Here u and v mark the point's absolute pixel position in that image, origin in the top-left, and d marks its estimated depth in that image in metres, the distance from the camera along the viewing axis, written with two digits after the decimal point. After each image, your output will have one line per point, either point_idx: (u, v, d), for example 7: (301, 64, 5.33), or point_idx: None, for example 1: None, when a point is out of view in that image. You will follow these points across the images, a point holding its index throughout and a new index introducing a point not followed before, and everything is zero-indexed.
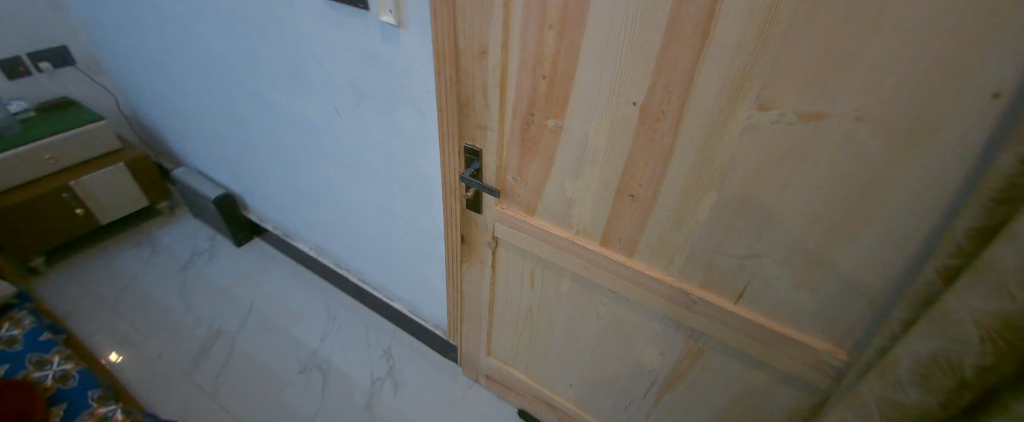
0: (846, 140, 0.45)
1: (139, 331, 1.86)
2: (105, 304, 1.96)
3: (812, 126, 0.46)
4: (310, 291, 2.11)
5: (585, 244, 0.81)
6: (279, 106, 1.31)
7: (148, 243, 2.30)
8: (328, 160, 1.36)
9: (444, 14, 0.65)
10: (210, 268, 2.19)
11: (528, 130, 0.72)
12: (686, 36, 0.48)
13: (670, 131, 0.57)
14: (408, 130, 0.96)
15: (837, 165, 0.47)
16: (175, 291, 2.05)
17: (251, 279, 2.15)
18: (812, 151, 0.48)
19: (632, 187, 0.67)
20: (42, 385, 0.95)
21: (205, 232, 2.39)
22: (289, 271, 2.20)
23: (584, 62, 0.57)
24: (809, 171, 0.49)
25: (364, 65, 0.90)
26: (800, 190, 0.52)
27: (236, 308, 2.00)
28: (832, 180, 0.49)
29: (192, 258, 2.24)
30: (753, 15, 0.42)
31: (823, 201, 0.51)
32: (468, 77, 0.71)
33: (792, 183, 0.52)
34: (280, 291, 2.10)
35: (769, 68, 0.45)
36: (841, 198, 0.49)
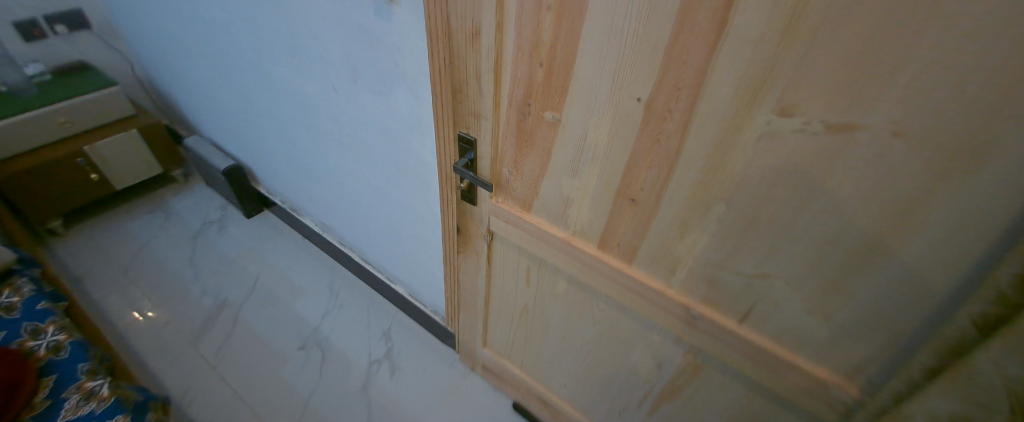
0: (880, 154, 0.39)
1: (151, 297, 1.93)
2: (121, 270, 2.04)
3: (841, 137, 0.40)
4: (316, 268, 2.14)
5: (581, 246, 0.76)
6: (281, 82, 1.28)
7: (164, 212, 2.37)
8: (329, 139, 1.33)
9: None
10: (220, 239, 2.24)
11: (525, 122, 0.67)
12: (700, 25, 0.41)
13: (676, 133, 0.51)
14: (404, 113, 0.92)
15: (865, 181, 0.41)
16: (186, 260, 2.12)
17: (259, 252, 2.19)
18: (839, 165, 0.42)
19: (633, 191, 0.61)
20: (36, 355, 0.99)
21: (218, 202, 2.44)
22: (296, 247, 2.23)
23: (585, 51, 0.51)
24: (832, 186, 0.43)
25: (359, 42, 0.86)
26: (819, 207, 0.46)
27: (244, 280, 2.05)
28: (858, 198, 0.43)
29: (203, 229, 2.29)
30: (781, 2, 0.36)
31: (845, 220, 0.45)
32: (462, 60, 0.65)
33: (812, 199, 0.46)
34: (286, 266, 2.14)
35: (795, 66, 0.38)
36: (866, 218, 0.44)
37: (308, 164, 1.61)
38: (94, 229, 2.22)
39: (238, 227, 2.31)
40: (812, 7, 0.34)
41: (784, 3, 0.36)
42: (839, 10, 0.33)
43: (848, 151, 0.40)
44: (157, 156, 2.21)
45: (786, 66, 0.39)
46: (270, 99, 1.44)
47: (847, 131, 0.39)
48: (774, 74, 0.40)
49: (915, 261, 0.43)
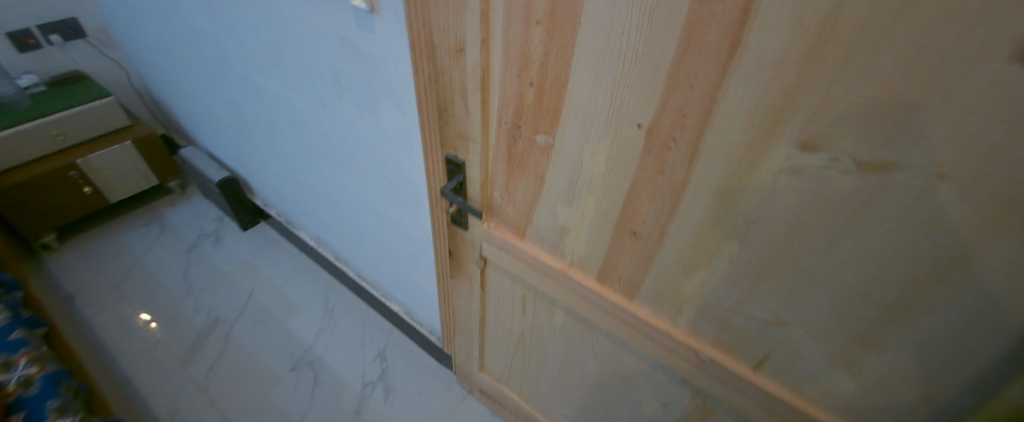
0: (922, 198, 0.33)
1: (143, 314, 1.90)
2: (114, 285, 2.01)
3: (875, 177, 0.34)
4: (311, 283, 2.09)
5: (578, 276, 0.70)
6: (272, 96, 1.25)
7: (159, 224, 2.34)
8: (320, 154, 1.29)
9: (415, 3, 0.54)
10: (215, 253, 2.20)
11: (516, 145, 0.61)
12: (708, 44, 0.36)
13: (682, 163, 0.45)
14: (391, 130, 0.87)
15: (904, 227, 0.35)
16: (179, 275, 2.08)
17: (254, 266, 2.15)
18: (872, 209, 0.36)
19: (634, 223, 0.55)
20: (4, 389, 0.94)
21: (214, 213, 2.41)
22: (292, 260, 2.18)
23: (578, 71, 0.46)
24: (865, 230, 0.37)
25: (344, 55, 0.81)
26: (848, 252, 0.39)
27: (237, 295, 2.00)
28: (896, 246, 0.36)
29: (199, 241, 2.26)
30: (807, 18, 0.30)
31: (878, 269, 0.39)
32: (446, 79, 0.60)
33: (841, 243, 0.39)
34: (281, 280, 2.09)
35: (821, 95, 0.33)
36: (904, 269, 0.37)
37: (302, 177, 1.57)
38: (89, 242, 2.20)
39: (233, 240, 2.27)
40: (846, 25, 0.29)
41: (810, 20, 0.30)
42: (879, 30, 0.28)
43: (884, 192, 0.34)
44: (153, 167, 2.19)
45: (811, 92, 0.33)
46: (262, 112, 1.40)
47: (883, 168, 0.33)
48: (796, 101, 0.34)
49: (961, 322, 0.37)
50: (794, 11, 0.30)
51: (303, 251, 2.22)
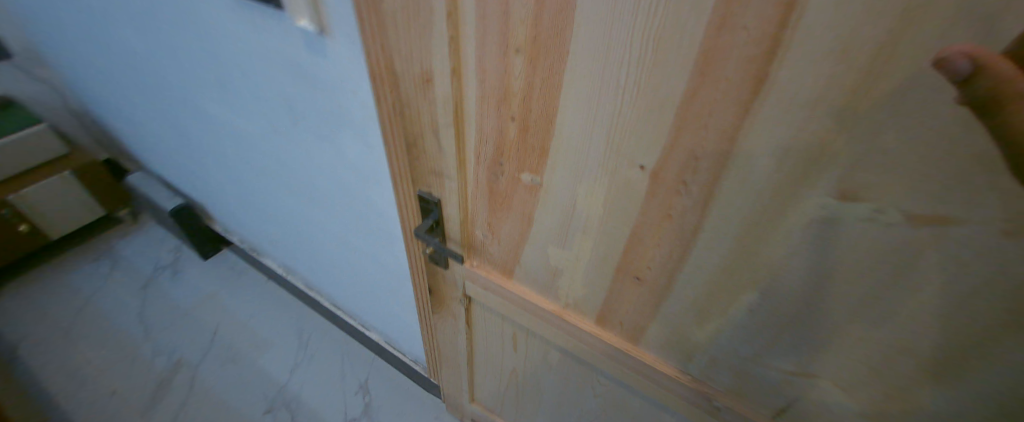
0: (980, 260, 0.28)
1: (93, 363, 1.69)
2: (60, 331, 1.79)
3: (923, 233, 0.29)
4: (282, 313, 1.92)
5: (575, 320, 0.64)
6: (221, 122, 1.12)
7: (108, 256, 2.11)
8: (281, 183, 1.17)
9: (371, 27, 0.46)
10: (172, 287, 2.00)
11: (497, 182, 0.54)
12: (727, 79, 0.30)
13: (694, 209, 0.39)
14: (355, 161, 0.77)
15: (955, 286, 0.30)
16: (133, 313, 1.88)
17: (216, 299, 1.96)
18: (917, 267, 0.31)
19: (637, 269, 0.49)
20: None
21: (170, 242, 2.20)
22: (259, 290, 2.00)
23: (568, 106, 0.40)
24: (909, 287, 0.32)
25: (295, 81, 0.71)
26: (887, 309, 0.35)
27: (200, 334, 1.82)
28: (947, 306, 0.31)
29: (155, 274, 2.05)
30: (855, 52, 0.24)
31: (921, 328, 0.34)
32: (414, 112, 0.52)
33: (879, 299, 0.34)
34: (248, 313, 1.92)
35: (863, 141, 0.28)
36: (952, 329, 0.33)
37: (264, 206, 1.43)
38: (24, 284, 1.96)
39: (194, 272, 2.07)
40: (902, 62, 0.23)
41: (856, 54, 0.24)
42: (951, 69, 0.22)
43: (936, 249, 0.29)
44: (98, 197, 1.99)
45: (853, 135, 0.28)
46: (213, 138, 1.27)
47: (937, 222, 0.28)
48: (834, 146, 0.29)
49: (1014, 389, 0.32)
50: (837, 43, 0.25)
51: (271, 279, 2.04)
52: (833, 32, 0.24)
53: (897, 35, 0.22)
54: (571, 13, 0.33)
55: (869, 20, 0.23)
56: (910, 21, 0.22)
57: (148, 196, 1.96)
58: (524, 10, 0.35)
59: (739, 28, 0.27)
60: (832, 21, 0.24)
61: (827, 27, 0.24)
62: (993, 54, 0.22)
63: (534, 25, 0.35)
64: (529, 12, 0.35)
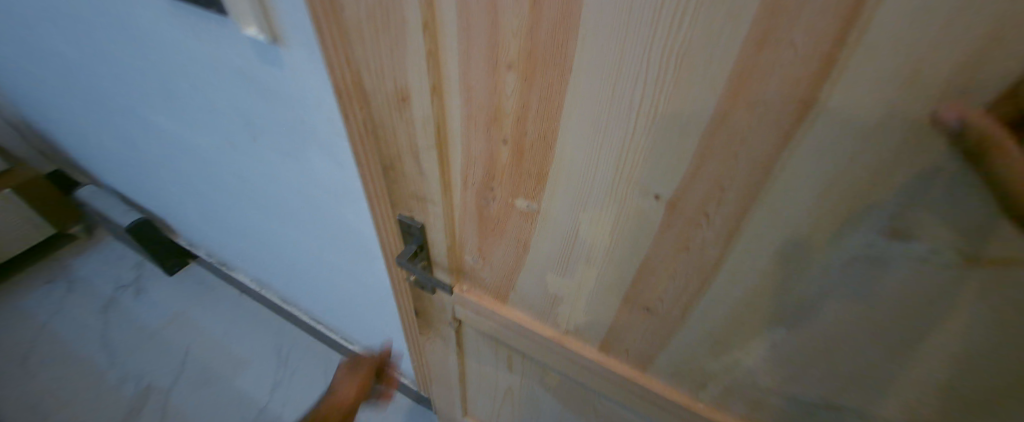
0: None
1: (53, 395, 1.54)
2: (14, 360, 1.62)
3: (980, 283, 0.26)
4: (259, 328, 1.79)
5: (576, 347, 0.59)
6: (172, 134, 1.00)
7: (63, 276, 1.91)
8: (246, 199, 1.07)
9: (332, 38, 0.39)
10: (136, 305, 1.81)
11: (488, 207, 0.48)
12: (765, 102, 0.26)
13: (716, 242, 0.35)
14: (325, 180, 0.69)
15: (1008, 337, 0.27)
16: (96, 337, 1.71)
17: (186, 318, 1.79)
18: (967, 315, 0.27)
19: (647, 299, 0.45)
20: None
21: (130, 258, 1.99)
22: (231, 305, 1.85)
23: (572, 129, 0.34)
24: (951, 332, 0.29)
25: (251, 93, 0.62)
26: (923, 352, 0.31)
27: (170, 357, 1.66)
28: (991, 356, 0.28)
29: (116, 295, 1.85)
30: (927, 78, 0.20)
31: (957, 372, 0.31)
32: (390, 133, 0.45)
33: (917, 342, 0.31)
34: (221, 331, 1.76)
35: (925, 178, 0.24)
36: (999, 378, 0.29)
37: (229, 221, 1.32)
38: None
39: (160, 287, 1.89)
40: (984, 94, 0.19)
41: (928, 80, 0.20)
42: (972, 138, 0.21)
43: (994, 299, 0.26)
44: (44, 214, 1.82)
45: (914, 171, 0.24)
46: (165, 151, 1.14)
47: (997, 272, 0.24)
48: (889, 181, 0.25)
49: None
50: (905, 68, 0.20)
51: (243, 293, 1.87)
52: (902, 54, 0.20)
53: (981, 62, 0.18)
54: (575, 24, 0.28)
55: (950, 42, 0.18)
56: (1003, 45, 0.17)
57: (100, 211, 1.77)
58: (516, 21, 0.29)
59: (784, 45, 0.22)
60: (900, 40, 0.19)
61: (894, 47, 0.20)
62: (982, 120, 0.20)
63: (528, 37, 0.30)
64: (522, 23, 0.29)
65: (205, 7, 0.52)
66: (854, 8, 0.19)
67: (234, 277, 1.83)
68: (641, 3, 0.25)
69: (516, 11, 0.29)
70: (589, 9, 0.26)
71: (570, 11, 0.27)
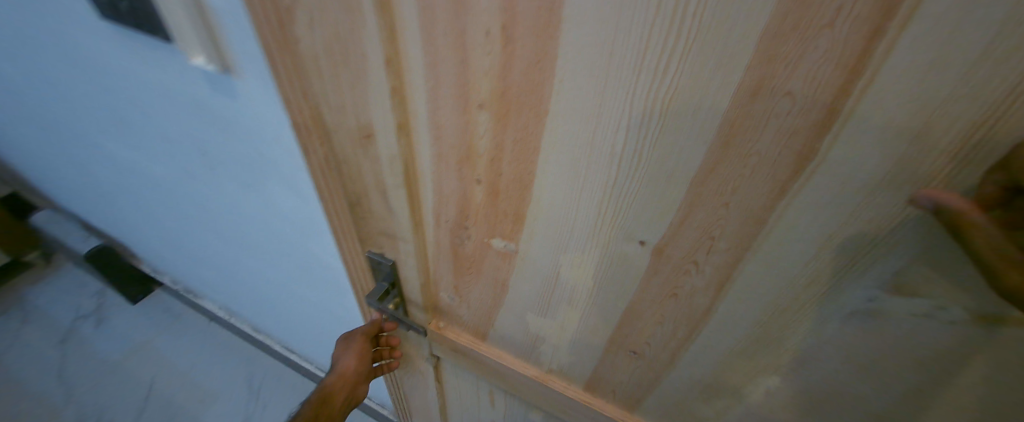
0: None
1: None
2: None
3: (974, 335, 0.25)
4: (230, 357, 1.58)
5: (560, 387, 0.56)
6: (122, 159, 0.92)
7: (14, 307, 1.69)
8: (207, 227, 0.99)
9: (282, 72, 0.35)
10: (94, 336, 1.60)
11: (463, 246, 0.45)
12: (759, 152, 0.24)
13: (706, 290, 0.33)
14: (290, 212, 0.64)
15: (1001, 388, 0.26)
16: (49, 373, 1.48)
17: (150, 348, 1.58)
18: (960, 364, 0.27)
19: (634, 343, 0.43)
20: None
21: (92, 286, 1.77)
22: (199, 334, 1.63)
23: (549, 172, 0.32)
24: (947, 382, 0.28)
25: (205, 121, 0.57)
26: (918, 399, 0.30)
27: (132, 394, 1.45)
28: (983, 403, 0.28)
29: (75, 324, 1.64)
30: (937, 133, 0.19)
31: (949, 418, 0.30)
32: (355, 170, 0.42)
33: (911, 390, 0.30)
34: (186, 360, 1.56)
35: (924, 233, 0.22)
36: None
37: (188, 249, 1.22)
38: None
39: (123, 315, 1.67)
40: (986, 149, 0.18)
41: (939, 134, 0.19)
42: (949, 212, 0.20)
43: (989, 352, 0.25)
44: None
45: (919, 226, 0.22)
46: (114, 175, 1.05)
47: (999, 327, 0.23)
48: (892, 236, 0.23)
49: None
50: (914, 121, 0.19)
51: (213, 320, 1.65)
52: (912, 107, 0.18)
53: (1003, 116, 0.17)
54: (551, 65, 0.25)
55: (970, 96, 0.17)
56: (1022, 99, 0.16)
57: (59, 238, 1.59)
58: (487, 60, 0.27)
59: (782, 93, 0.21)
60: (908, 93, 0.18)
61: (902, 100, 0.18)
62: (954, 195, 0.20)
63: (500, 77, 0.28)
64: (494, 62, 0.27)
65: (150, 33, 0.48)
66: (860, 58, 0.18)
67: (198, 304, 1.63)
68: (623, 47, 0.23)
69: (487, 49, 0.26)
70: (566, 51, 0.24)
71: (546, 51, 0.25)
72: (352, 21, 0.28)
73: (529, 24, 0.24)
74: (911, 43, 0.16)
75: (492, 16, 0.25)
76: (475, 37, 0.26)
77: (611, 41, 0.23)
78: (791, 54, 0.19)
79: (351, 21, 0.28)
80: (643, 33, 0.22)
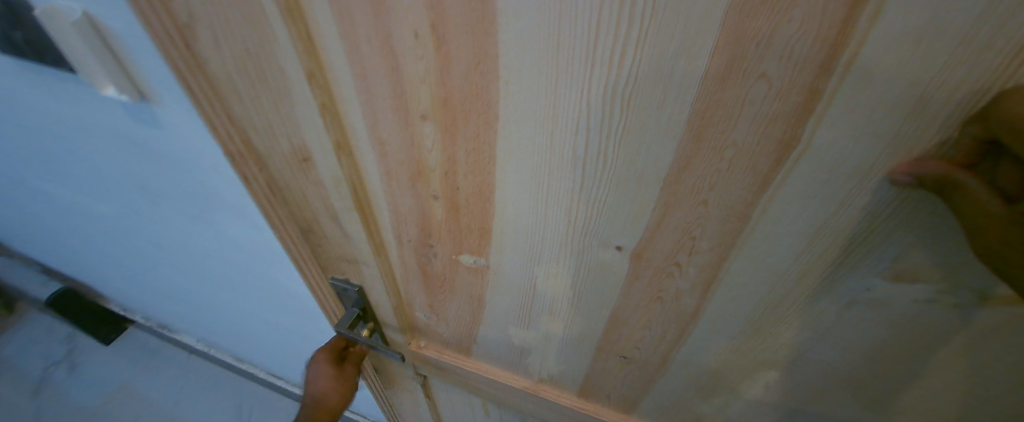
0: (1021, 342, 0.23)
1: None
2: None
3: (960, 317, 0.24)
4: (219, 395, 1.25)
5: (554, 396, 0.53)
6: (40, 200, 0.80)
7: None
8: (155, 272, 0.89)
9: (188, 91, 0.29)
10: (58, 383, 1.26)
11: (431, 265, 0.41)
12: (735, 143, 0.21)
13: (692, 291, 0.31)
14: (245, 245, 0.56)
15: (979, 359, 0.26)
16: None
17: (127, 391, 1.24)
18: (945, 344, 0.26)
19: (623, 348, 0.40)
20: None
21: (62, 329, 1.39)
22: (182, 370, 1.29)
23: (511, 181, 0.29)
24: (932, 360, 0.27)
25: (130, 154, 0.49)
26: (904, 379, 0.30)
27: None
28: (964, 378, 0.27)
29: (35, 374, 1.28)
30: (936, 107, 0.17)
31: (933, 395, 0.30)
32: (300, 196, 0.38)
33: (895, 371, 0.29)
34: (171, 403, 1.22)
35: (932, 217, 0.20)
36: (971, 399, 0.29)
37: (140, 294, 1.09)
38: None
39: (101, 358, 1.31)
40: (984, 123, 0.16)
41: (936, 108, 0.17)
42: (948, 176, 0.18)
43: (970, 330, 0.24)
44: None
45: (913, 211, 0.20)
46: (43, 224, 0.93)
47: (982, 306, 0.23)
48: (886, 223, 0.22)
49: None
50: (906, 96, 0.17)
51: (196, 353, 1.31)
52: (905, 79, 0.16)
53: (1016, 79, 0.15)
54: (493, 65, 0.22)
55: (971, 62, 0.15)
56: None
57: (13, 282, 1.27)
58: (421, 65, 0.24)
59: (756, 75, 0.18)
60: (898, 64, 0.16)
61: (891, 71, 0.16)
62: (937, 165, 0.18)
63: (439, 83, 0.24)
64: (429, 68, 0.24)
65: (54, 66, 0.40)
66: (843, 29, 0.15)
67: (174, 339, 1.29)
68: (573, 36, 0.20)
69: (418, 53, 0.23)
70: (507, 45, 0.21)
71: (484, 49, 0.22)
72: (259, 35, 0.24)
73: (460, 21, 0.21)
74: (899, 9, 0.14)
75: (419, 15, 0.21)
76: (402, 41, 0.23)
77: (557, 32, 0.20)
78: (761, 31, 0.17)
79: (258, 35, 0.25)
80: (591, 19, 0.19)
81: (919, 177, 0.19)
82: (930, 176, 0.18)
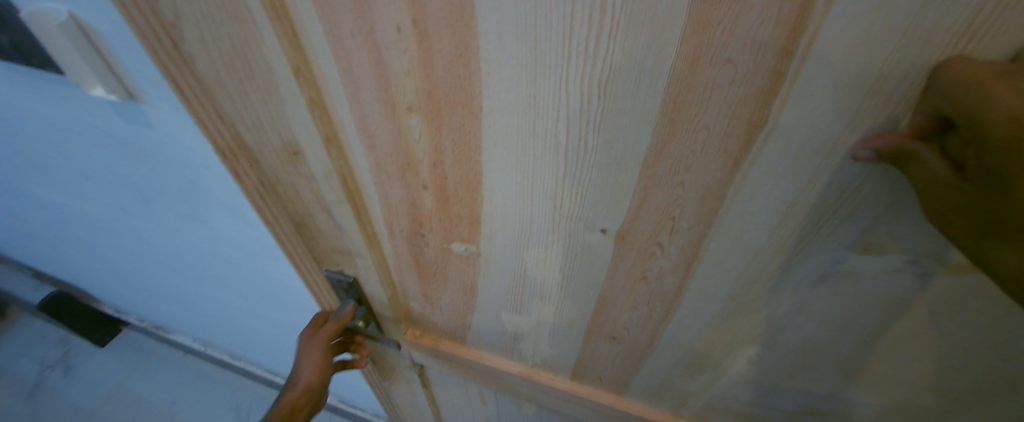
0: (974, 305, 0.25)
1: None
2: None
3: (921, 286, 0.25)
4: (218, 393, 1.25)
5: (548, 380, 0.54)
6: (30, 202, 0.79)
7: None
8: (149, 273, 0.88)
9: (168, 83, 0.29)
10: (54, 386, 1.25)
11: (423, 254, 0.42)
12: (707, 126, 0.22)
13: (674, 271, 0.33)
14: (239, 242, 0.56)
15: (942, 326, 0.27)
16: None
17: (125, 392, 1.24)
18: (909, 312, 0.28)
19: (613, 330, 0.42)
20: None
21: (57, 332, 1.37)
22: (179, 370, 1.29)
23: (498, 167, 0.30)
24: (899, 328, 0.29)
25: (120, 155, 0.49)
26: (874, 347, 0.31)
27: None
28: (927, 344, 0.29)
29: (30, 378, 1.27)
30: (891, 85, 0.18)
31: (900, 362, 0.32)
32: (293, 191, 0.38)
33: (864, 340, 0.31)
34: (173, 401, 1.23)
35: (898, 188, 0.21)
36: (931, 362, 0.31)
37: (135, 295, 1.09)
38: None
39: (97, 359, 1.31)
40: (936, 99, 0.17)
41: (893, 87, 0.18)
42: (897, 149, 0.19)
43: (927, 297, 0.26)
44: None
45: (876, 187, 0.22)
46: (37, 229, 0.92)
47: (940, 273, 0.24)
48: (853, 198, 0.23)
49: (991, 401, 0.31)
50: (865, 77, 0.18)
51: (192, 353, 1.31)
52: (860, 61, 0.17)
53: (967, 53, 0.16)
54: (474, 57, 0.23)
55: (922, 41, 0.16)
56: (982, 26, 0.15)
57: (9, 287, 1.27)
58: (405, 58, 0.25)
59: (721, 61, 0.19)
60: (852, 47, 0.17)
61: (848, 53, 0.17)
62: (893, 138, 0.19)
63: (423, 76, 0.25)
64: (413, 60, 0.25)
65: (41, 68, 0.40)
66: (800, 14, 0.16)
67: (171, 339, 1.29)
68: (548, 24, 0.20)
69: (401, 47, 0.24)
70: (487, 37, 0.22)
71: (464, 41, 0.23)
72: (243, 32, 0.25)
73: (440, 15, 0.22)
74: None
75: (400, 10, 0.22)
76: (386, 36, 0.24)
77: (533, 22, 0.20)
78: (726, 17, 0.18)
79: (244, 32, 0.25)
80: (567, 9, 0.20)
81: (879, 152, 0.20)
82: (888, 150, 0.19)
